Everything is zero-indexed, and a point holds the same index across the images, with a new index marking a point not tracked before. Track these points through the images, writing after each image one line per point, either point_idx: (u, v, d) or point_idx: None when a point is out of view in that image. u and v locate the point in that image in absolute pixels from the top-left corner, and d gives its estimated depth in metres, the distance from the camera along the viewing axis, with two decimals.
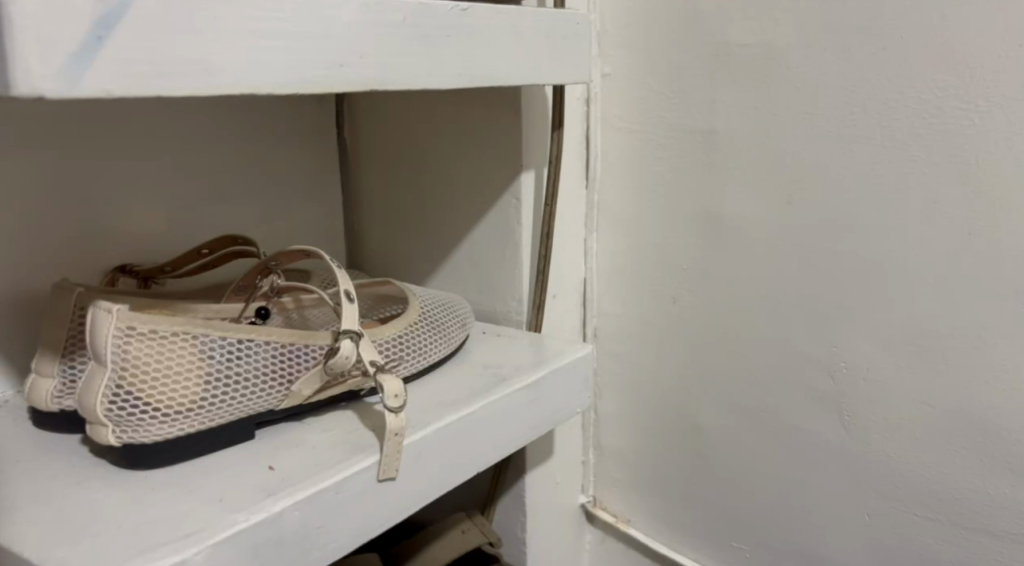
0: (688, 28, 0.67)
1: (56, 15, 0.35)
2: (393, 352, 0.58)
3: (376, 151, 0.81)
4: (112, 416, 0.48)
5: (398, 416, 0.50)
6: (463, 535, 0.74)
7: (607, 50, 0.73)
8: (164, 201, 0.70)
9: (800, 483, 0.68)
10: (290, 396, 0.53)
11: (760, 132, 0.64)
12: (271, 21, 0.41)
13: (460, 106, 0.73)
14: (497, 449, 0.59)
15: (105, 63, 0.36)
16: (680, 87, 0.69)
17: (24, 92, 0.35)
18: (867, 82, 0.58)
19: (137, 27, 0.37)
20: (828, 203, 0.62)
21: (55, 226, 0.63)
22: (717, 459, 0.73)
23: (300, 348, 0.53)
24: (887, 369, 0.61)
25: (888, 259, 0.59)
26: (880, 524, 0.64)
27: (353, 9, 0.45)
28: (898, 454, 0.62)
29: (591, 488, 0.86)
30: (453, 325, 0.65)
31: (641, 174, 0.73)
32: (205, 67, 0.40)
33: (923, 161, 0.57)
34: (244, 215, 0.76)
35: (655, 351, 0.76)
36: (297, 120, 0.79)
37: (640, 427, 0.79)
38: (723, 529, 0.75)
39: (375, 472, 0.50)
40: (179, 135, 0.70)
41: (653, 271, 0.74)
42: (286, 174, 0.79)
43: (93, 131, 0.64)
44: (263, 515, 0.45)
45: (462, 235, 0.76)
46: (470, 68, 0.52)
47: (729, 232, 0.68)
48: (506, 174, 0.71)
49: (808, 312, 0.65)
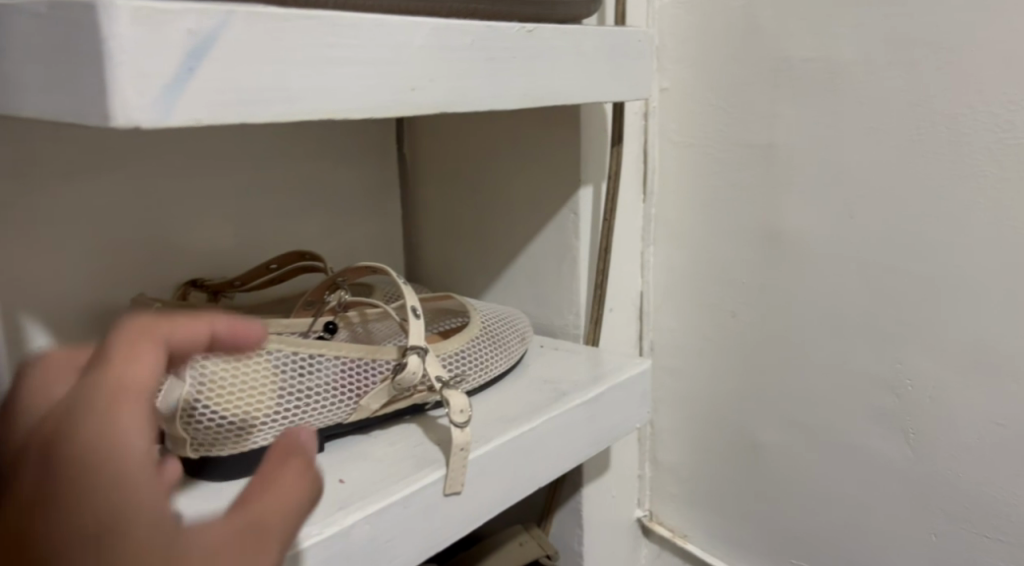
0: (749, 42, 0.67)
1: (150, 51, 0.36)
2: (456, 368, 0.59)
3: (436, 167, 0.82)
4: (190, 429, 0.49)
5: (463, 432, 0.51)
6: (521, 548, 0.75)
7: (665, 64, 0.73)
8: (232, 218, 0.72)
9: (864, 500, 0.67)
10: (358, 410, 0.54)
11: (822, 147, 0.64)
12: (348, 48, 0.43)
13: (518, 121, 0.74)
14: (557, 465, 0.60)
15: (191, 94, 0.38)
16: (739, 101, 0.69)
17: (120, 123, 0.36)
18: (932, 97, 0.57)
19: (223, 57, 0.39)
20: (893, 219, 0.61)
21: (131, 244, 0.66)
22: (779, 477, 0.73)
23: (368, 363, 0.54)
24: (955, 387, 0.60)
25: (957, 276, 0.58)
26: (948, 546, 0.62)
27: (420, 34, 0.46)
28: (967, 474, 0.60)
29: (646, 503, 0.85)
30: (514, 340, 0.66)
31: (701, 188, 0.73)
32: (284, 93, 0.41)
33: (993, 177, 0.56)
34: (308, 230, 0.78)
35: (714, 366, 0.75)
36: (359, 137, 0.81)
37: (697, 443, 0.79)
38: (782, 546, 0.74)
39: (441, 487, 0.51)
40: (247, 153, 0.72)
41: (713, 285, 0.74)
42: (348, 190, 0.81)
43: (165, 151, 0.67)
44: (335, 528, 0.46)
45: (519, 248, 0.77)
46: (534, 89, 0.53)
47: (790, 247, 0.67)
48: (564, 188, 0.72)
49: (872, 329, 0.64)
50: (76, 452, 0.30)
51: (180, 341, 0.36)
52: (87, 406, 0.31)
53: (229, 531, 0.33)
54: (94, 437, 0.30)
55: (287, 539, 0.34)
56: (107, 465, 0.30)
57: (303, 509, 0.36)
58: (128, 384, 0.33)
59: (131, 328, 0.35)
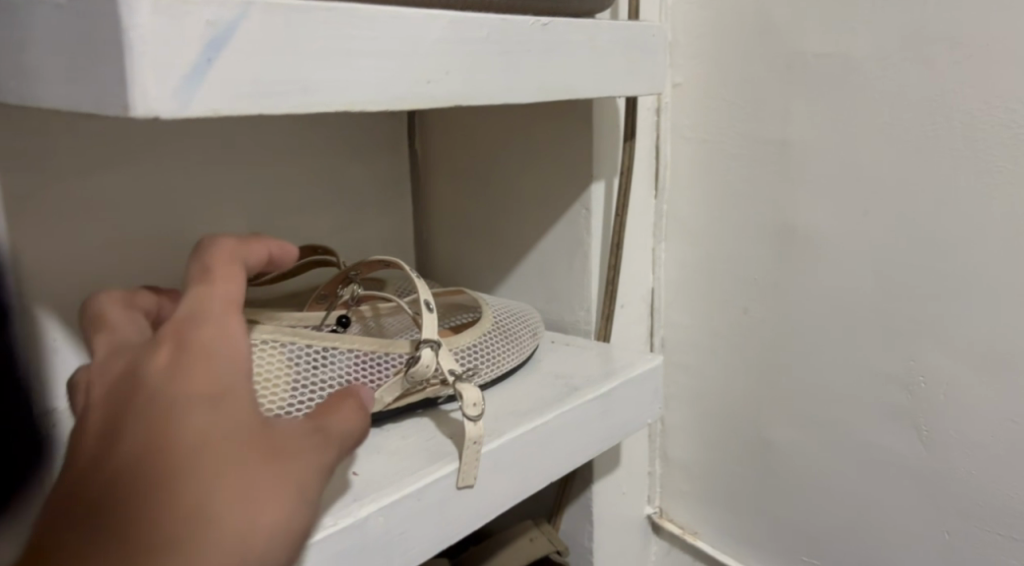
0: (763, 38, 0.67)
1: (170, 41, 0.36)
2: (469, 362, 0.59)
3: (448, 163, 0.82)
4: None
5: (476, 425, 0.51)
6: (532, 543, 0.75)
7: (678, 60, 0.73)
8: (245, 212, 0.72)
9: (876, 498, 0.67)
10: (372, 403, 0.54)
11: (836, 143, 0.64)
12: (364, 40, 0.43)
13: (530, 116, 0.74)
14: (569, 460, 0.60)
15: (210, 85, 0.38)
16: (752, 97, 0.68)
17: (140, 114, 0.36)
18: (948, 93, 0.57)
19: (242, 48, 0.39)
20: (907, 215, 0.60)
21: (145, 237, 0.66)
22: (791, 474, 0.72)
23: (381, 356, 0.54)
24: (968, 384, 0.60)
25: (972, 272, 0.58)
26: (961, 545, 0.62)
27: (436, 27, 0.46)
28: (980, 472, 0.60)
29: (657, 500, 0.85)
30: (525, 334, 0.66)
31: (713, 184, 0.73)
32: (301, 84, 0.41)
33: (1009, 173, 0.55)
34: (320, 225, 0.78)
35: (725, 363, 0.75)
36: (371, 132, 0.81)
37: (708, 440, 0.78)
38: (793, 543, 0.74)
39: (454, 480, 0.51)
40: (260, 148, 0.72)
41: (725, 282, 0.74)
42: (360, 185, 0.81)
43: (179, 145, 0.67)
44: (349, 520, 0.46)
45: (531, 244, 0.77)
46: (549, 84, 0.53)
47: (803, 244, 0.67)
48: (576, 184, 0.72)
49: (885, 325, 0.63)
50: (202, 333, 0.40)
51: (253, 255, 0.46)
52: (211, 297, 0.42)
53: (298, 428, 0.41)
54: (214, 323, 0.40)
55: (344, 451, 0.43)
56: (221, 349, 0.40)
57: (357, 440, 0.44)
58: (232, 296, 0.43)
59: (215, 250, 0.45)
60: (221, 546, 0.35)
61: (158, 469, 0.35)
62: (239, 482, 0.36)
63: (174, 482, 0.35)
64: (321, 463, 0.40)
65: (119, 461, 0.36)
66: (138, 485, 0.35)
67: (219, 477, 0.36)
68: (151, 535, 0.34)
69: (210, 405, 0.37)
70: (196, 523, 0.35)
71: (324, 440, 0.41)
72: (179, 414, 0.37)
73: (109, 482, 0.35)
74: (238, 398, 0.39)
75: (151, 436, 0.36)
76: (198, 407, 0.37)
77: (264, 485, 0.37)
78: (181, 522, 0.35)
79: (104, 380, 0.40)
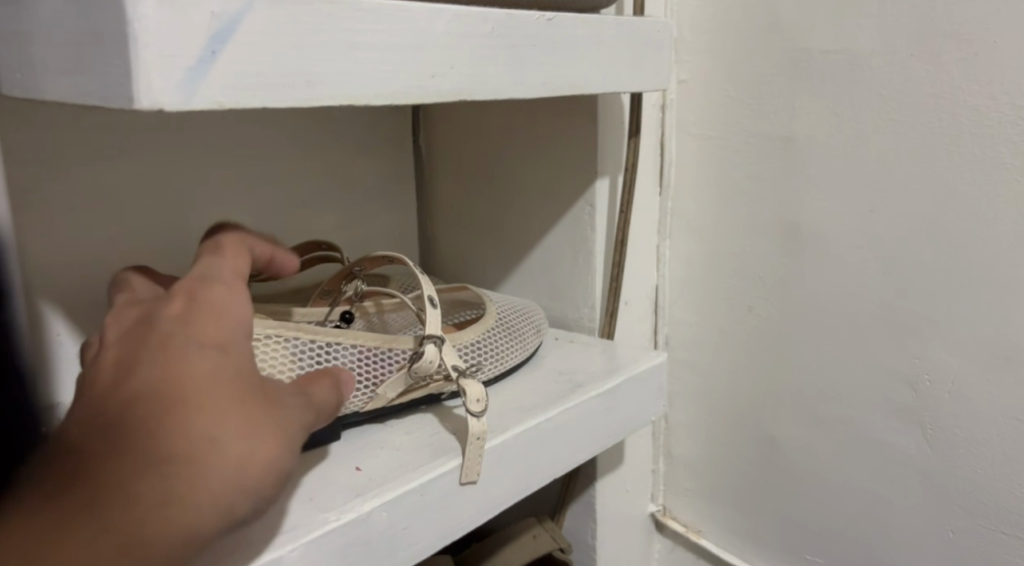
0: (769, 34, 0.66)
1: (176, 32, 0.36)
2: (472, 358, 0.59)
3: (453, 159, 0.82)
4: None
5: (480, 421, 0.51)
6: (535, 540, 0.75)
7: (684, 57, 0.73)
8: (249, 208, 0.72)
9: (880, 496, 0.67)
10: (375, 399, 0.54)
11: (842, 140, 0.63)
12: (369, 34, 0.43)
13: (534, 112, 0.73)
14: (573, 457, 0.59)
15: (215, 77, 0.38)
16: (758, 94, 0.68)
17: (145, 105, 0.36)
18: (956, 89, 0.57)
19: (247, 40, 0.39)
20: (913, 212, 0.60)
21: (149, 232, 0.66)
22: (795, 472, 0.72)
23: (384, 352, 0.54)
24: (974, 382, 0.59)
25: (978, 270, 0.58)
26: (966, 543, 0.62)
27: (442, 21, 0.46)
28: (985, 470, 0.60)
29: (660, 497, 0.85)
30: (529, 331, 0.65)
31: (718, 181, 0.72)
32: (306, 77, 0.41)
33: (1016, 170, 0.55)
34: (324, 221, 0.78)
35: (730, 361, 0.75)
36: (375, 129, 0.81)
37: (712, 438, 0.78)
38: (797, 541, 0.73)
39: (457, 476, 0.51)
40: (264, 143, 0.72)
41: (730, 279, 0.73)
42: (364, 182, 0.81)
43: (183, 141, 0.67)
44: (352, 516, 0.46)
45: (535, 241, 0.77)
46: (554, 79, 0.53)
47: (809, 241, 0.67)
48: (581, 180, 0.71)
49: (891, 323, 0.63)
50: (211, 293, 0.43)
51: (258, 250, 0.51)
52: (220, 270, 0.46)
53: (286, 388, 0.43)
54: (221, 288, 0.44)
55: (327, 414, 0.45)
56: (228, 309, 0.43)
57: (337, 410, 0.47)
58: (234, 272, 0.47)
59: (226, 239, 0.49)
60: (224, 469, 0.37)
61: (168, 395, 0.37)
62: (240, 416, 0.38)
63: (186, 405, 0.37)
64: (311, 418, 0.43)
65: (131, 388, 0.38)
66: (145, 411, 0.37)
67: (224, 411, 0.38)
68: (161, 451, 0.36)
69: (215, 349, 0.40)
70: (203, 444, 0.37)
71: (307, 402, 0.43)
72: (191, 353, 0.39)
73: (122, 406, 0.37)
74: (239, 349, 0.41)
75: (164, 371, 0.38)
76: (204, 352, 0.40)
77: (262, 422, 0.39)
78: (190, 443, 0.36)
79: (118, 331, 0.42)
